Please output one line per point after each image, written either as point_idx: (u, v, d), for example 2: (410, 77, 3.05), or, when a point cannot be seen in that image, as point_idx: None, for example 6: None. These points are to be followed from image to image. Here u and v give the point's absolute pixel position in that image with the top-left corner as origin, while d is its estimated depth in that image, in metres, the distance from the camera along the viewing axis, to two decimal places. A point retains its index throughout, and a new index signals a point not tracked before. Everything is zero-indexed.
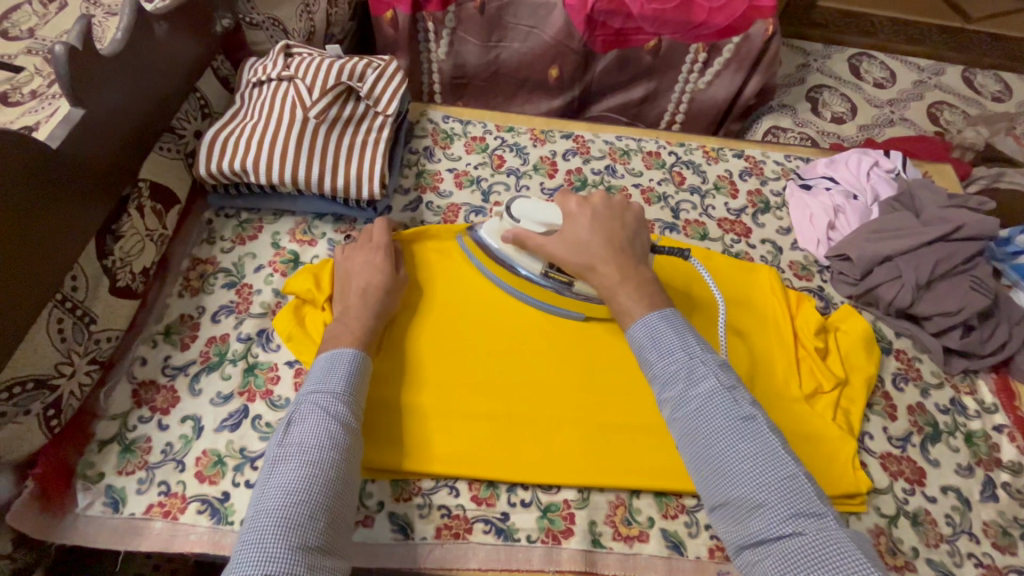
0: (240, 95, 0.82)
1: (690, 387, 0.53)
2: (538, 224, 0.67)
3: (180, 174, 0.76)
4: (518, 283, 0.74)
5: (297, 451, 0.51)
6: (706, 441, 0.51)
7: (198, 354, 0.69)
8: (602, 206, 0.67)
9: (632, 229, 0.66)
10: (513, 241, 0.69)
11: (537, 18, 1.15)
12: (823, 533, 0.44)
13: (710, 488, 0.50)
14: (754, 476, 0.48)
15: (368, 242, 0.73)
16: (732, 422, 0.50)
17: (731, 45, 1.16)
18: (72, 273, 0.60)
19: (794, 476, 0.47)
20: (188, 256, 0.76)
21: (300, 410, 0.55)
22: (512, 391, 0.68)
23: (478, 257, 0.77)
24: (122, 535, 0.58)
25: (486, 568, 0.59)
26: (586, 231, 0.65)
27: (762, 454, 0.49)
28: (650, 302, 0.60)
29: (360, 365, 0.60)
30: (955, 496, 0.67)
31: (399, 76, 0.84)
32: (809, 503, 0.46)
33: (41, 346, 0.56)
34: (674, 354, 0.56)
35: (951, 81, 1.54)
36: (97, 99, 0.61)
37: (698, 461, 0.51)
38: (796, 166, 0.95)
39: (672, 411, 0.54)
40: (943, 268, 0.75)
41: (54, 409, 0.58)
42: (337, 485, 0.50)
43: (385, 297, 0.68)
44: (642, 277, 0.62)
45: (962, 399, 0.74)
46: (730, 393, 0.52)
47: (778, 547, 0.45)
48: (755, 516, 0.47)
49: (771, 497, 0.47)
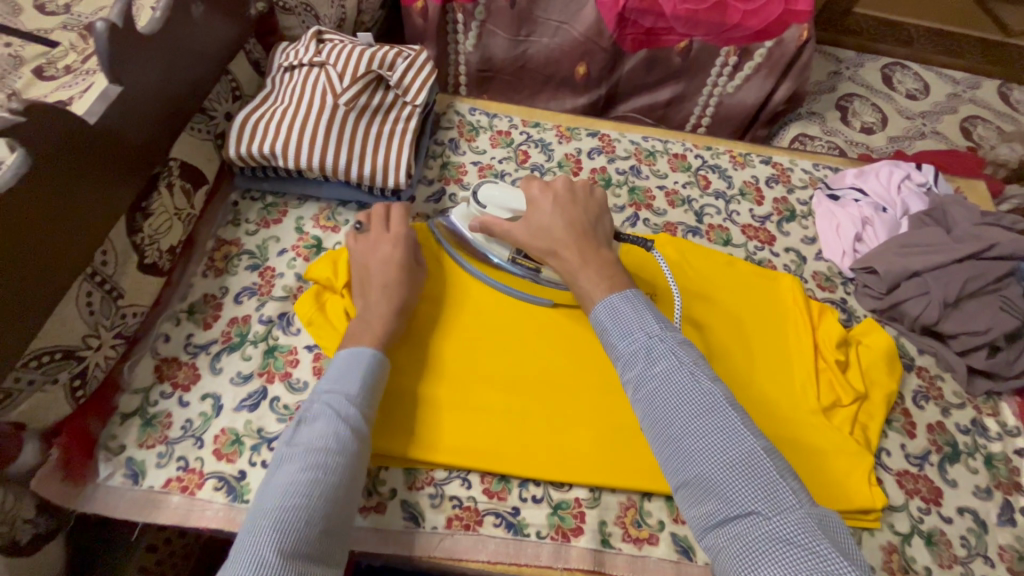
0: (272, 79, 0.82)
1: (649, 365, 0.54)
2: (504, 211, 0.70)
3: (211, 155, 0.77)
4: (496, 273, 0.76)
5: (303, 451, 0.52)
6: (664, 420, 0.52)
7: (219, 334, 0.70)
8: (564, 191, 0.69)
9: (593, 213, 0.68)
10: (480, 229, 0.71)
11: (568, 13, 1.14)
12: (785, 515, 0.44)
13: (672, 468, 0.50)
14: (719, 456, 0.48)
15: (385, 232, 0.72)
16: (689, 401, 0.51)
17: (764, 49, 1.14)
18: (103, 248, 0.61)
19: (752, 453, 0.48)
20: (213, 237, 0.77)
21: (311, 410, 0.56)
22: (509, 383, 0.68)
23: (460, 254, 0.77)
24: (141, 507, 0.60)
25: (495, 561, 0.59)
26: (548, 217, 0.66)
27: (721, 431, 0.49)
28: (611, 283, 0.61)
29: (376, 368, 0.60)
30: (971, 517, 0.66)
31: (429, 67, 0.84)
32: (768, 480, 0.46)
33: (71, 317, 0.58)
34: (633, 334, 0.56)
35: (986, 96, 1.51)
36: (135, 76, 0.61)
37: (659, 442, 0.52)
38: (824, 175, 0.93)
39: (634, 391, 0.55)
40: (972, 286, 0.74)
41: (80, 380, 0.60)
42: (340, 487, 0.51)
43: (404, 290, 0.68)
44: (603, 260, 0.63)
45: (983, 420, 0.73)
46: (688, 369, 0.53)
47: (737, 528, 0.45)
48: (713, 496, 0.47)
49: (730, 477, 0.47)
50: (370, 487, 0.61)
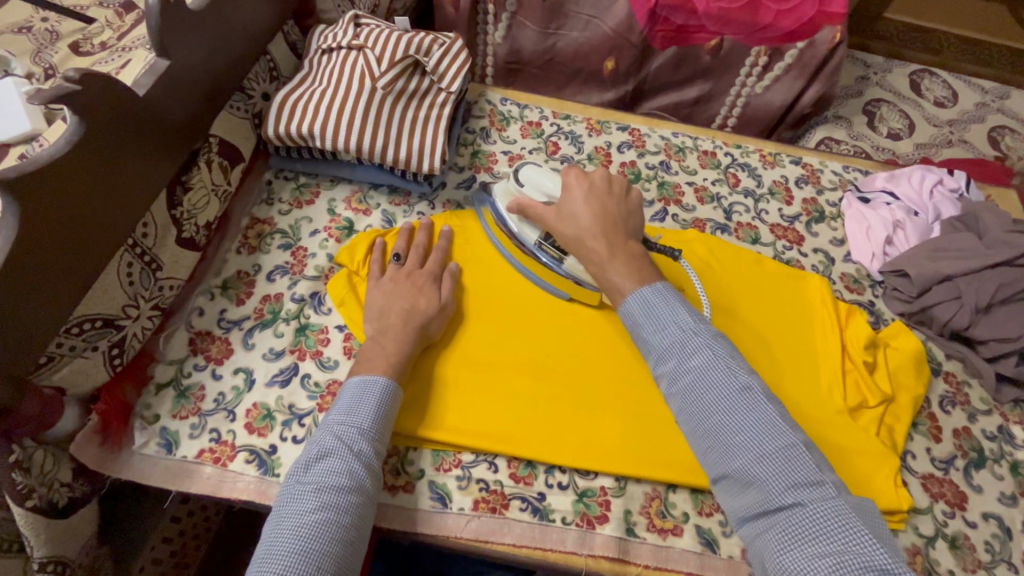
0: (310, 61, 0.83)
1: (684, 360, 0.55)
2: (542, 194, 0.71)
3: (247, 134, 0.77)
4: (542, 272, 0.74)
5: (313, 490, 0.49)
6: (702, 414, 0.53)
7: (252, 310, 0.70)
8: (601, 182, 0.68)
9: (626, 207, 0.67)
10: (516, 210, 0.72)
11: (599, 7, 1.14)
12: (825, 505, 0.46)
13: (712, 461, 0.52)
14: (756, 449, 0.50)
15: (418, 267, 0.71)
16: (727, 395, 0.52)
17: (796, 49, 1.13)
18: (144, 220, 0.62)
19: (790, 446, 0.49)
20: (247, 215, 0.78)
21: (323, 442, 0.53)
22: (532, 373, 0.68)
23: (500, 240, 0.77)
24: (174, 476, 0.61)
25: (520, 545, 0.60)
26: (580, 204, 0.66)
27: (757, 425, 0.51)
28: (640, 277, 0.61)
29: (389, 396, 0.58)
30: (996, 523, 0.66)
31: (464, 54, 0.84)
32: (807, 473, 0.48)
33: (112, 286, 0.58)
34: (668, 329, 0.57)
35: (1015, 106, 1.50)
36: (182, 52, 0.62)
37: (697, 437, 0.54)
38: (854, 178, 0.93)
39: (669, 384, 0.56)
40: (1004, 293, 0.74)
41: (118, 348, 0.60)
42: (351, 532, 0.49)
43: (427, 317, 0.66)
44: (632, 252, 0.63)
45: (1010, 427, 0.73)
46: (725, 364, 0.54)
47: (778, 520, 0.47)
48: (752, 488, 0.49)
49: (768, 471, 0.49)
50: (399, 466, 0.62)
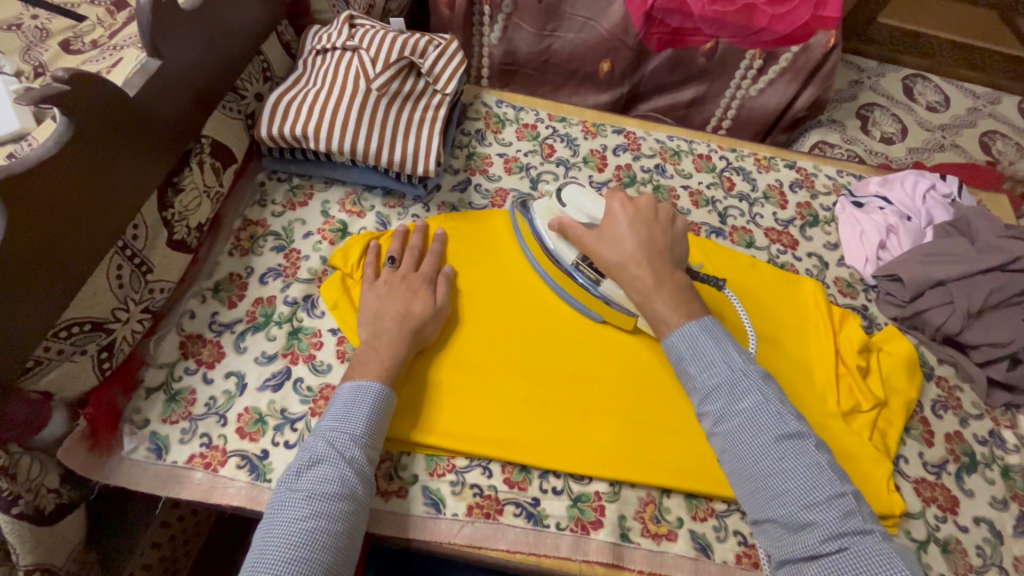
0: (303, 62, 0.82)
1: (733, 401, 0.55)
2: (582, 215, 0.69)
3: (240, 135, 0.76)
4: (577, 292, 0.73)
5: (304, 497, 0.49)
6: (750, 458, 0.53)
7: (245, 313, 0.70)
8: (646, 210, 0.68)
9: (670, 235, 0.67)
10: (557, 228, 0.71)
11: (595, 9, 1.14)
12: (871, 550, 0.46)
13: (757, 504, 0.52)
14: (805, 496, 0.50)
15: (413, 271, 0.71)
16: (777, 441, 0.52)
17: (790, 53, 1.14)
18: (135, 222, 0.61)
19: (840, 496, 0.49)
20: (240, 217, 0.77)
21: (314, 449, 0.53)
22: (537, 383, 0.67)
23: (529, 246, 0.77)
24: (164, 482, 0.60)
25: (514, 550, 0.59)
26: (624, 231, 0.66)
27: (806, 472, 0.51)
28: (687, 309, 0.62)
29: (383, 403, 0.57)
30: (987, 527, 0.66)
31: (459, 57, 0.84)
32: (857, 523, 0.48)
33: (102, 289, 0.58)
34: (715, 368, 0.57)
35: (1006, 111, 1.51)
36: (174, 51, 0.61)
37: (742, 479, 0.53)
38: (847, 182, 0.93)
39: (714, 424, 0.56)
40: (997, 298, 0.74)
41: (107, 352, 0.60)
42: (342, 539, 0.48)
43: (421, 321, 0.65)
44: (677, 284, 0.63)
45: (1001, 432, 0.73)
46: (775, 408, 0.54)
47: (825, 565, 0.47)
48: (801, 535, 0.49)
49: (817, 518, 0.49)
50: (392, 471, 0.62)
